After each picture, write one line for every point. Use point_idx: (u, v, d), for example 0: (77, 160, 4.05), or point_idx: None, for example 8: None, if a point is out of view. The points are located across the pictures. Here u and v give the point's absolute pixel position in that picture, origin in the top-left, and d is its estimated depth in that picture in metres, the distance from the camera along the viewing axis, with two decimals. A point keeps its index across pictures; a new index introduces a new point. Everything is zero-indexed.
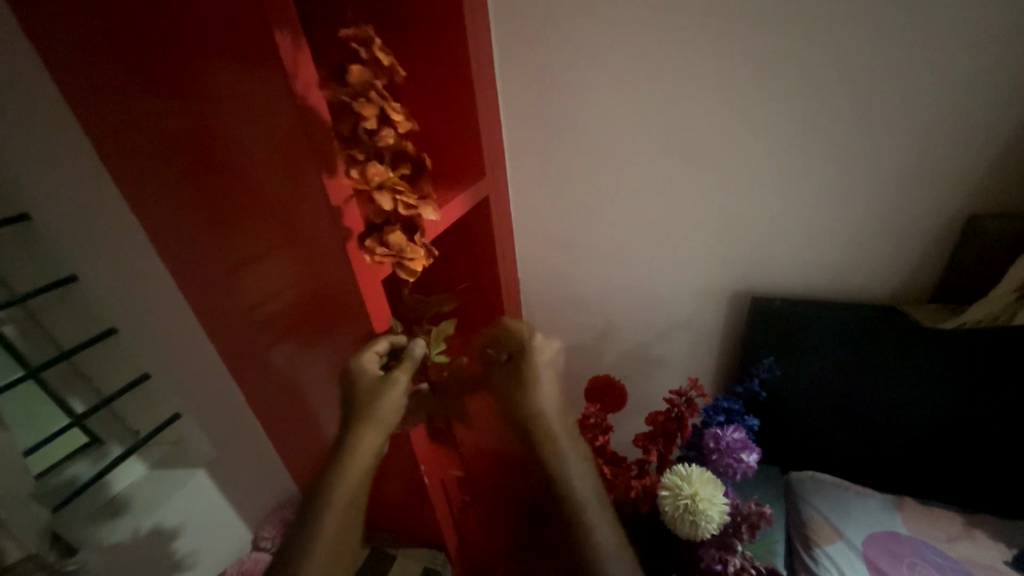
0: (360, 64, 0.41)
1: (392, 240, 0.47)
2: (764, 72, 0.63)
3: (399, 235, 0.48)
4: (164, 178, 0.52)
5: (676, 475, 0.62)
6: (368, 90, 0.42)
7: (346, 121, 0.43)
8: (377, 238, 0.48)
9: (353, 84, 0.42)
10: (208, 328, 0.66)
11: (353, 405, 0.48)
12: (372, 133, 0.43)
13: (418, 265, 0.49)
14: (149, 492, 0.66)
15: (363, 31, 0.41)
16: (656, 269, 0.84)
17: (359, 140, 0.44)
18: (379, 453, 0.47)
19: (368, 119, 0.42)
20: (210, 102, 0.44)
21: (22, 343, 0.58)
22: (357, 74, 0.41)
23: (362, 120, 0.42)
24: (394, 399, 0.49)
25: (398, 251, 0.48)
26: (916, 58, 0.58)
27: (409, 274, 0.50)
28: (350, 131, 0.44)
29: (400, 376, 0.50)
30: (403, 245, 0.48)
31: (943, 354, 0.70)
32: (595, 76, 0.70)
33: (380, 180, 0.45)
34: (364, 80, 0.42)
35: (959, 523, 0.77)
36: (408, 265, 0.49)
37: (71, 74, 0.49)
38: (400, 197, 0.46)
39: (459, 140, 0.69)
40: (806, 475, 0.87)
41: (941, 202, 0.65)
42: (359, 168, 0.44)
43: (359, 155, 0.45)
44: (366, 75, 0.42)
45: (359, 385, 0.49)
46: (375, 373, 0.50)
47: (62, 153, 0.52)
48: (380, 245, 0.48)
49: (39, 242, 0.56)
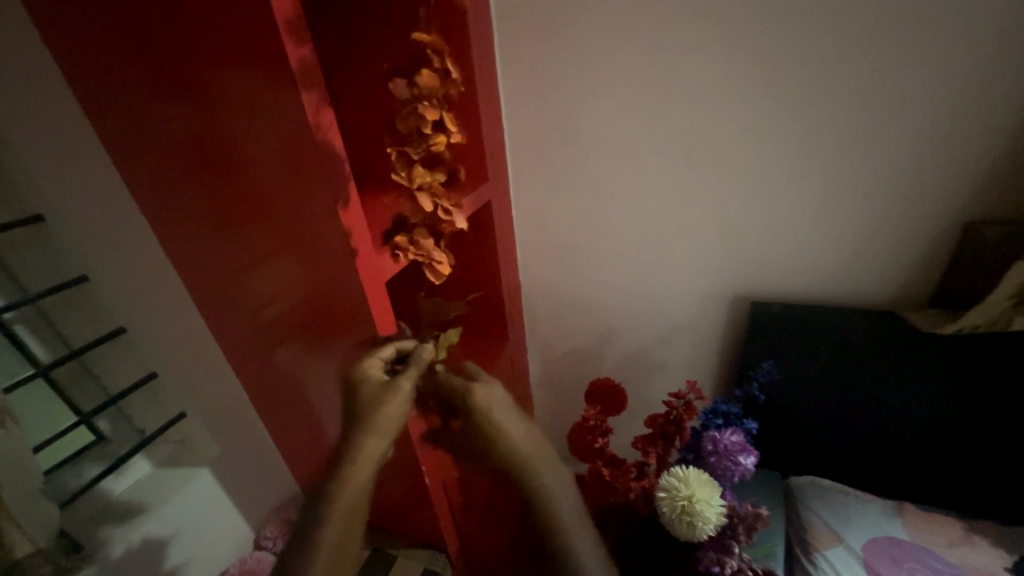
0: (430, 74, 0.46)
1: (422, 242, 0.52)
2: (760, 81, 0.64)
3: (429, 238, 0.53)
4: (174, 180, 0.53)
5: (674, 476, 0.63)
6: (433, 97, 0.47)
7: (406, 120, 0.47)
8: (407, 236, 0.53)
9: (421, 88, 0.46)
10: (215, 329, 0.67)
11: (355, 411, 0.49)
12: (427, 137, 0.48)
13: (444, 268, 0.55)
14: (154, 490, 0.66)
15: (438, 41, 0.46)
16: (655, 275, 0.85)
17: (413, 141, 0.48)
18: (381, 459, 0.47)
19: (428, 124, 0.47)
20: (220, 107, 0.45)
21: (33, 342, 0.59)
22: (428, 81, 0.46)
23: (422, 122, 0.47)
24: (396, 406, 0.49)
25: (426, 252, 0.53)
26: (907, 68, 0.59)
27: (435, 276, 0.55)
28: (407, 130, 0.47)
29: (404, 383, 0.50)
30: (430, 247, 0.53)
31: (943, 359, 0.70)
32: (594, 80, 0.71)
33: (423, 182, 0.50)
34: (431, 88, 0.46)
35: (958, 528, 0.76)
36: (436, 268, 0.54)
37: (89, 82, 0.50)
38: (438, 202, 0.52)
39: (464, 147, 0.70)
40: (806, 479, 0.87)
41: (937, 207, 0.66)
42: (407, 169, 0.49)
43: (411, 154, 0.49)
44: (434, 84, 0.46)
45: (361, 392, 0.50)
46: (378, 379, 0.51)
47: (75, 157, 0.53)
48: (411, 244, 0.53)
49: (52, 244, 0.57)
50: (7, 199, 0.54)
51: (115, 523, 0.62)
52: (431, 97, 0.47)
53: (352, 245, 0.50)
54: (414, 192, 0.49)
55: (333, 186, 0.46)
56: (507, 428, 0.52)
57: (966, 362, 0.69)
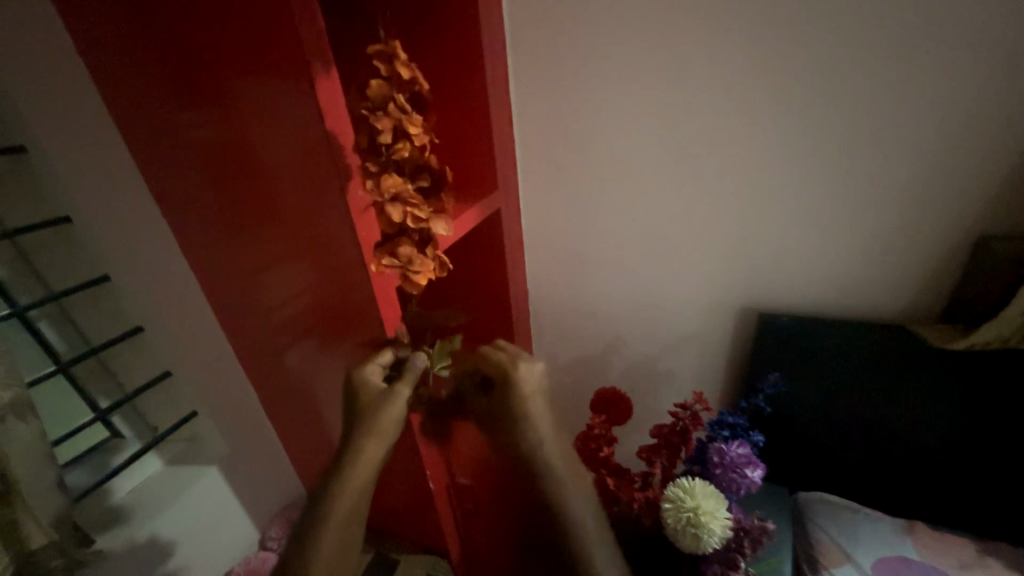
0: (379, 79, 0.46)
1: (400, 252, 0.50)
2: (769, 93, 0.65)
3: (409, 248, 0.50)
4: (193, 183, 0.55)
5: (678, 487, 0.62)
6: (387, 103, 0.46)
7: (364, 134, 0.48)
8: (386, 248, 0.51)
9: (372, 99, 0.46)
10: (227, 329, 0.69)
11: (354, 415, 0.50)
12: (389, 147, 0.47)
13: (423, 279, 0.52)
14: (164, 488, 0.68)
15: (388, 44, 0.45)
16: (662, 284, 0.85)
17: (375, 152, 0.48)
18: (379, 465, 0.48)
19: (384, 132, 0.46)
20: (240, 114, 0.47)
21: (54, 339, 0.62)
22: (377, 89, 0.46)
23: (377, 132, 0.46)
24: (395, 411, 0.50)
25: (404, 262, 0.50)
26: (919, 80, 0.59)
27: (415, 287, 0.52)
28: (367, 144, 0.48)
29: (403, 390, 0.51)
30: (408, 256, 0.50)
31: (957, 375, 0.69)
32: (604, 89, 0.72)
33: (394, 191, 0.47)
34: (382, 98, 0.46)
35: (971, 550, 0.75)
36: (413, 279, 0.51)
37: (117, 87, 0.52)
38: (410, 210, 0.49)
39: (474, 155, 0.71)
40: (814, 495, 0.85)
41: (949, 221, 0.66)
42: (372, 180, 0.47)
43: (374, 167, 0.48)
44: (385, 92, 0.46)
45: (360, 396, 0.51)
46: (377, 385, 0.52)
47: (102, 160, 0.56)
48: (388, 255, 0.51)
49: (75, 244, 0.59)
50: (36, 198, 0.56)
51: (124, 519, 0.63)
52: (385, 105, 0.46)
53: (363, 250, 0.50)
54: (385, 203, 0.48)
55: (343, 188, 0.47)
56: (537, 411, 0.51)
57: (979, 378, 0.68)
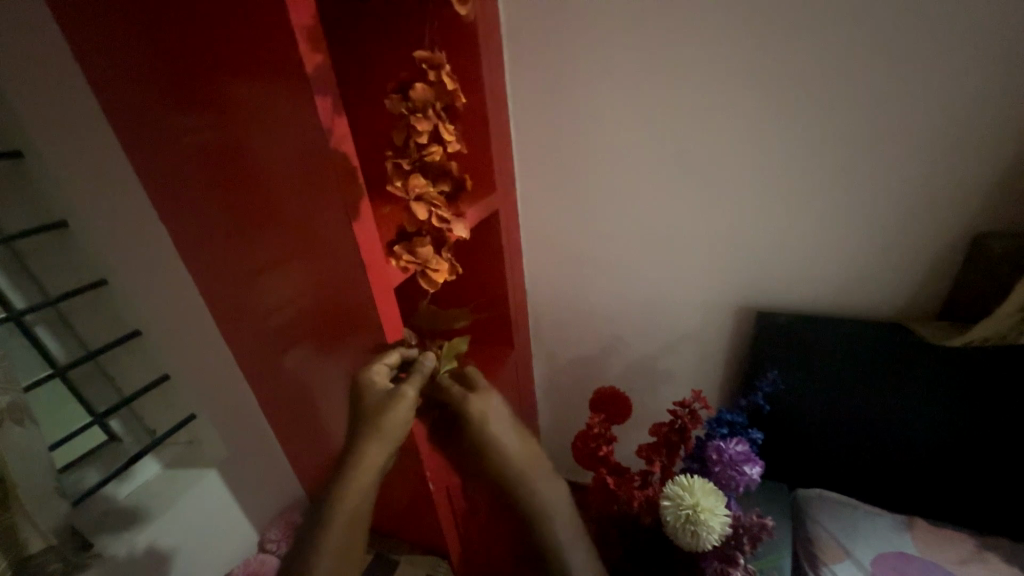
0: (424, 84, 0.47)
1: (420, 250, 0.52)
2: (764, 93, 0.65)
3: (428, 247, 0.53)
4: (191, 187, 0.55)
5: (677, 485, 0.62)
6: (427, 107, 0.48)
7: (401, 133, 0.49)
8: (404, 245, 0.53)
9: (414, 101, 0.47)
10: (225, 332, 0.69)
11: (359, 417, 0.49)
12: (422, 148, 0.49)
13: (440, 276, 0.54)
14: (163, 490, 0.67)
15: (435, 55, 0.47)
16: (661, 283, 0.85)
17: (408, 152, 0.49)
18: (383, 468, 0.48)
19: (422, 135, 0.48)
20: (237, 117, 0.47)
21: (51, 343, 0.61)
22: (420, 93, 0.47)
23: (416, 133, 0.48)
24: (401, 414, 0.49)
25: (422, 260, 0.53)
26: (914, 78, 0.60)
27: (431, 283, 0.54)
28: (402, 142, 0.50)
29: (409, 391, 0.51)
30: (427, 254, 0.53)
31: (954, 371, 0.70)
32: (601, 90, 0.72)
33: (420, 192, 0.50)
34: (424, 101, 0.48)
35: (970, 545, 0.75)
36: (431, 276, 0.53)
37: (114, 91, 0.52)
38: (434, 211, 0.51)
39: (472, 156, 0.71)
40: (813, 492, 0.85)
41: (944, 218, 0.66)
42: (403, 180, 0.50)
43: (406, 166, 0.50)
44: (427, 96, 0.47)
45: (365, 398, 0.50)
46: (382, 387, 0.51)
47: (99, 163, 0.56)
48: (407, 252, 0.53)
49: (73, 247, 0.59)
50: (35, 202, 0.56)
51: (122, 522, 0.63)
52: (426, 109, 0.48)
53: (361, 253, 0.50)
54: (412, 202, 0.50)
55: (341, 191, 0.47)
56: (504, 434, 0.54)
57: (976, 374, 0.69)
